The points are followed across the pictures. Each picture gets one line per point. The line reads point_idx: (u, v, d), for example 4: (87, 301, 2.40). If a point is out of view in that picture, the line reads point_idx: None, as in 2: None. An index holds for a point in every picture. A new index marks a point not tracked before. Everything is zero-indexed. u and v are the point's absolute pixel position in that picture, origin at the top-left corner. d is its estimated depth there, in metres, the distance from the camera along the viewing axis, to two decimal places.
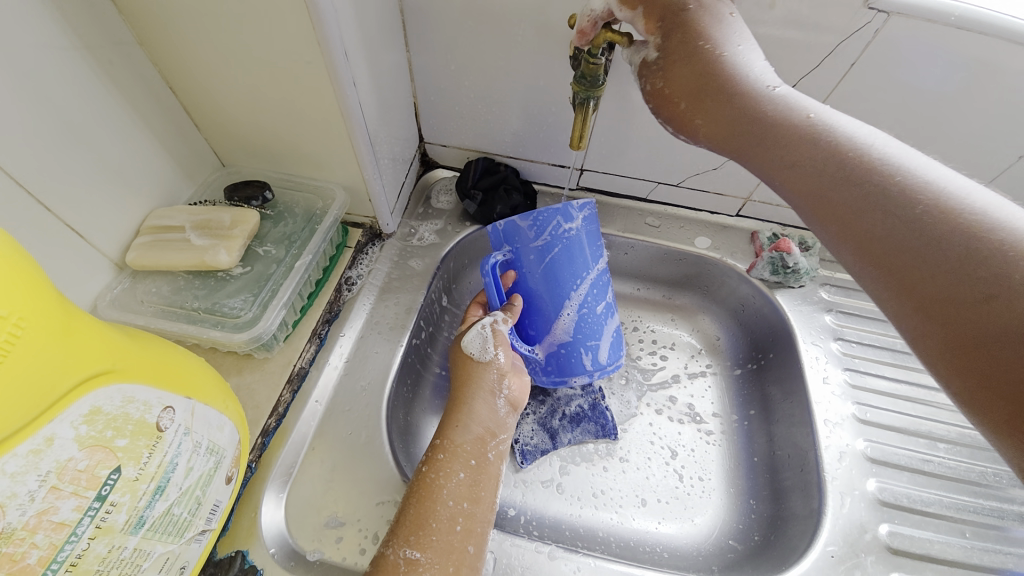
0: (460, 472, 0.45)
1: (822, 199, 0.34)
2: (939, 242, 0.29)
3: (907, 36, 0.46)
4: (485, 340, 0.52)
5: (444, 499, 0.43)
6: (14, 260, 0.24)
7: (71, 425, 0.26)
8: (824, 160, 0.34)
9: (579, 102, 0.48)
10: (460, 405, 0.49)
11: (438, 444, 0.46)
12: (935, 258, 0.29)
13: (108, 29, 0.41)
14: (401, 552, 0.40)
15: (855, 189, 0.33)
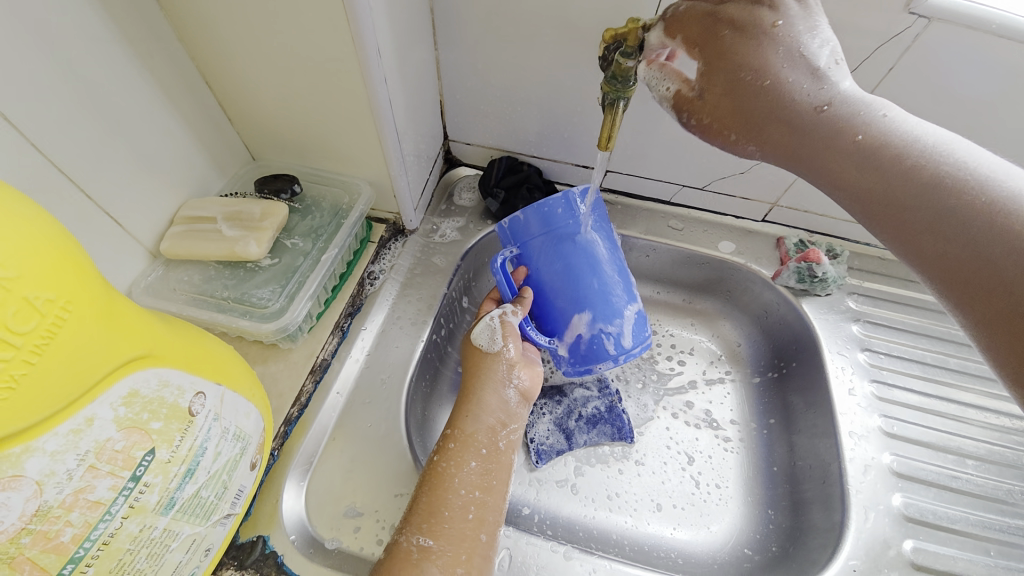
0: (471, 461, 0.45)
1: (894, 217, 0.36)
2: (1013, 254, 0.31)
3: (950, 40, 0.45)
4: (493, 331, 0.52)
5: (455, 488, 0.43)
6: (64, 247, 0.25)
7: (109, 406, 0.27)
8: (895, 182, 0.35)
9: (607, 103, 0.44)
10: (469, 395, 0.50)
11: (449, 434, 0.47)
12: (1014, 275, 0.31)
13: (148, 25, 0.43)
14: (413, 539, 0.40)
15: (928, 207, 0.34)
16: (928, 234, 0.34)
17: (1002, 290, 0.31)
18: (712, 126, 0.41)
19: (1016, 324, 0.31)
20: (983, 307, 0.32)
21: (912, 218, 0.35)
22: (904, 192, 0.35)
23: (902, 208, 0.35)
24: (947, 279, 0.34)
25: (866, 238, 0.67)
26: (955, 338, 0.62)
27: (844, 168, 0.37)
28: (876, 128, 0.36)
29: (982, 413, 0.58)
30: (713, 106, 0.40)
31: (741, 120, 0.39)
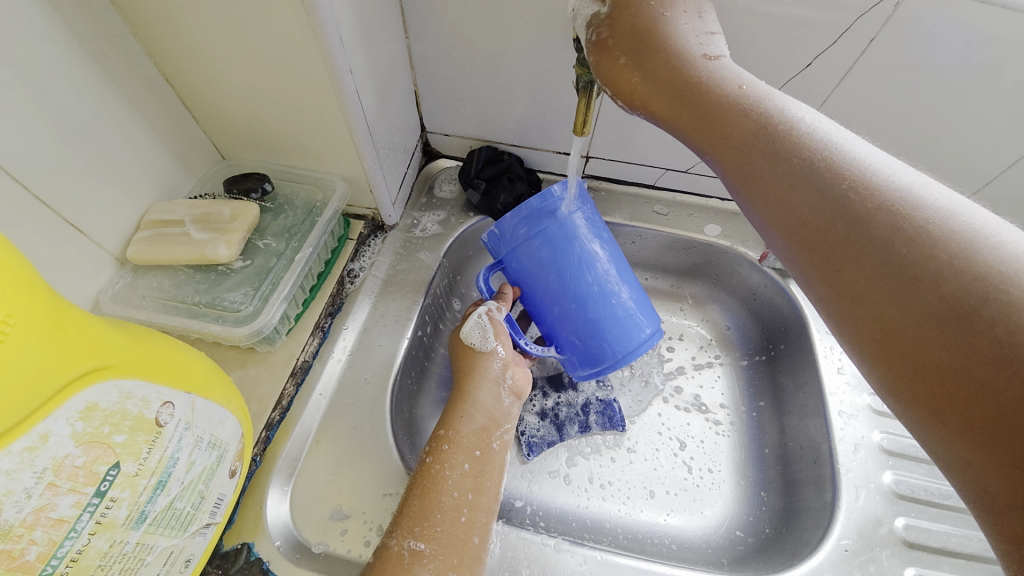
0: (464, 463, 0.44)
1: (793, 214, 0.31)
2: (915, 263, 0.26)
3: (928, 10, 0.44)
4: (484, 329, 0.52)
5: (448, 490, 0.42)
6: (3, 256, 0.24)
7: (66, 421, 0.26)
8: (795, 171, 0.31)
9: (583, 85, 0.47)
10: (463, 394, 0.49)
11: (442, 435, 0.46)
12: (909, 287, 0.26)
13: (101, 22, 0.41)
14: (405, 543, 0.39)
15: (829, 204, 0.29)
16: (829, 239, 0.29)
17: (905, 309, 0.26)
18: (604, 46, 0.40)
19: (922, 344, 0.25)
20: (882, 332, 0.27)
21: (811, 213, 0.30)
22: (807, 184, 0.30)
23: (800, 204, 0.31)
24: (844, 296, 0.29)
25: None
26: None
27: (741, 151, 0.34)
28: (761, 89, 0.36)
29: None
30: (619, 24, 0.39)
31: (638, 46, 0.38)
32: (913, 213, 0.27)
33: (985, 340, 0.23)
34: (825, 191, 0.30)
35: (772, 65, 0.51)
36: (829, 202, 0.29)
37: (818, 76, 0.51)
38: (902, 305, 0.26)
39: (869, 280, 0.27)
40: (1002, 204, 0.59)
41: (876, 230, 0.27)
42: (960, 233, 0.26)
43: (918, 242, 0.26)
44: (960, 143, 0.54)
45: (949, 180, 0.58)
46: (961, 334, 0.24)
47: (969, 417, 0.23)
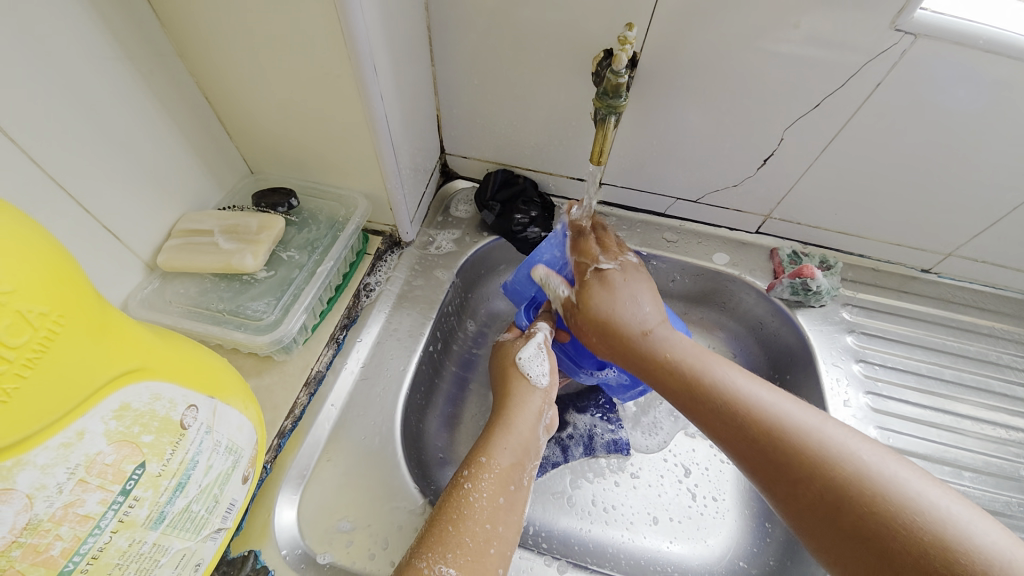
0: (499, 495, 0.45)
1: (733, 437, 0.42)
2: (805, 471, 0.37)
3: (935, 56, 0.46)
4: (542, 360, 0.55)
5: (482, 521, 0.43)
6: (59, 261, 0.26)
7: (100, 420, 0.27)
8: (731, 407, 0.43)
9: (601, 116, 0.50)
10: (506, 423, 0.50)
11: (482, 463, 0.46)
12: (794, 461, 0.38)
13: (150, 42, 0.44)
14: (435, 567, 0.39)
15: (774, 453, 0.39)
16: (778, 468, 0.39)
17: (841, 532, 0.35)
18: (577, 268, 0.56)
19: (811, 499, 0.37)
20: (807, 506, 0.37)
21: (756, 454, 0.40)
22: (728, 433, 0.43)
23: (744, 432, 0.41)
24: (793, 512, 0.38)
25: (857, 250, 0.69)
26: (948, 350, 0.64)
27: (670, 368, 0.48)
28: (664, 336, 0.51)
29: (976, 425, 0.60)
30: (580, 268, 0.56)
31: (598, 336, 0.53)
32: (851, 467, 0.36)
33: (847, 498, 0.35)
34: (779, 444, 0.39)
35: (782, 102, 0.53)
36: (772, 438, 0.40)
37: (828, 115, 0.53)
38: (823, 509, 0.36)
39: (806, 504, 0.37)
40: (1008, 243, 0.60)
41: (819, 484, 0.36)
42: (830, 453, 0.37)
43: (808, 466, 0.37)
44: (966, 183, 0.55)
45: (955, 218, 0.60)
46: (858, 536, 0.34)
47: (844, 546, 0.34)
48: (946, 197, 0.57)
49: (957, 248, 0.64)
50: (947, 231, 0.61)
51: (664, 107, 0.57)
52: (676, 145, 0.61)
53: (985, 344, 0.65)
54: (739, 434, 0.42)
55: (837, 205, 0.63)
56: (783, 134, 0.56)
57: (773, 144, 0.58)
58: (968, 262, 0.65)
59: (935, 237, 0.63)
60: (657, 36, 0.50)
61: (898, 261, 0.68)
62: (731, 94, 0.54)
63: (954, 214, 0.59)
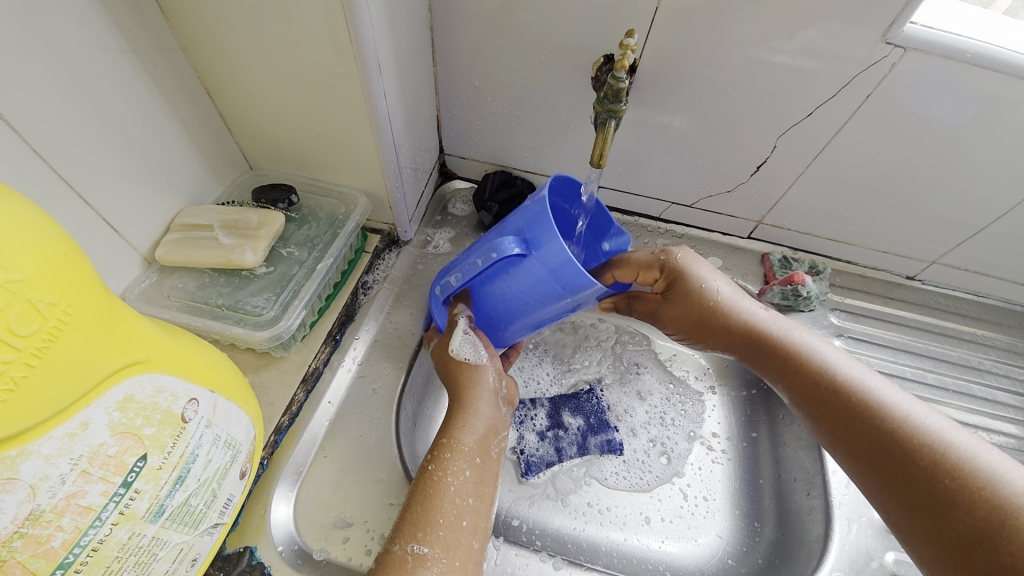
0: (466, 470, 0.45)
1: (841, 430, 0.42)
2: (863, 427, 0.41)
3: (922, 71, 0.47)
4: (473, 344, 0.52)
5: (450, 496, 0.43)
6: (70, 253, 0.25)
7: (105, 411, 0.27)
8: (821, 380, 0.44)
9: (601, 120, 0.50)
10: (463, 404, 0.49)
11: (444, 444, 0.46)
12: (846, 412, 0.42)
13: (154, 35, 0.44)
14: (408, 548, 0.40)
15: (880, 437, 0.40)
16: (880, 459, 0.39)
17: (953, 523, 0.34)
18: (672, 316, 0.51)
19: (872, 449, 0.40)
20: (866, 451, 0.40)
21: (844, 426, 0.42)
22: (809, 391, 0.45)
23: (828, 400, 0.43)
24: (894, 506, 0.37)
25: (846, 257, 0.70)
26: (932, 355, 0.66)
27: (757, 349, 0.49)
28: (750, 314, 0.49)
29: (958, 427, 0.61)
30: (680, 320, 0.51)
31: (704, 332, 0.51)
32: (958, 450, 0.37)
33: (899, 445, 0.38)
34: (865, 415, 0.41)
35: (777, 111, 0.54)
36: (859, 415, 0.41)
37: (821, 124, 0.54)
38: (880, 457, 0.39)
39: (906, 488, 0.37)
40: (989, 252, 0.63)
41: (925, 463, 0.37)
42: (880, 406, 0.41)
43: (860, 414, 0.41)
44: (950, 194, 0.57)
45: (939, 227, 0.62)
46: (900, 474, 0.38)
47: (901, 488, 0.37)
48: (932, 207, 0.59)
49: (941, 256, 0.66)
50: (934, 239, 0.64)
51: (662, 113, 0.58)
52: (674, 150, 0.62)
53: (967, 349, 0.67)
54: (827, 417, 0.43)
55: (828, 213, 0.64)
56: (776, 142, 0.58)
57: (766, 152, 0.59)
58: (950, 270, 0.67)
59: (921, 245, 0.65)
60: (656, 44, 0.51)
61: (884, 267, 0.70)
62: (728, 101, 0.55)
63: (939, 223, 0.61)
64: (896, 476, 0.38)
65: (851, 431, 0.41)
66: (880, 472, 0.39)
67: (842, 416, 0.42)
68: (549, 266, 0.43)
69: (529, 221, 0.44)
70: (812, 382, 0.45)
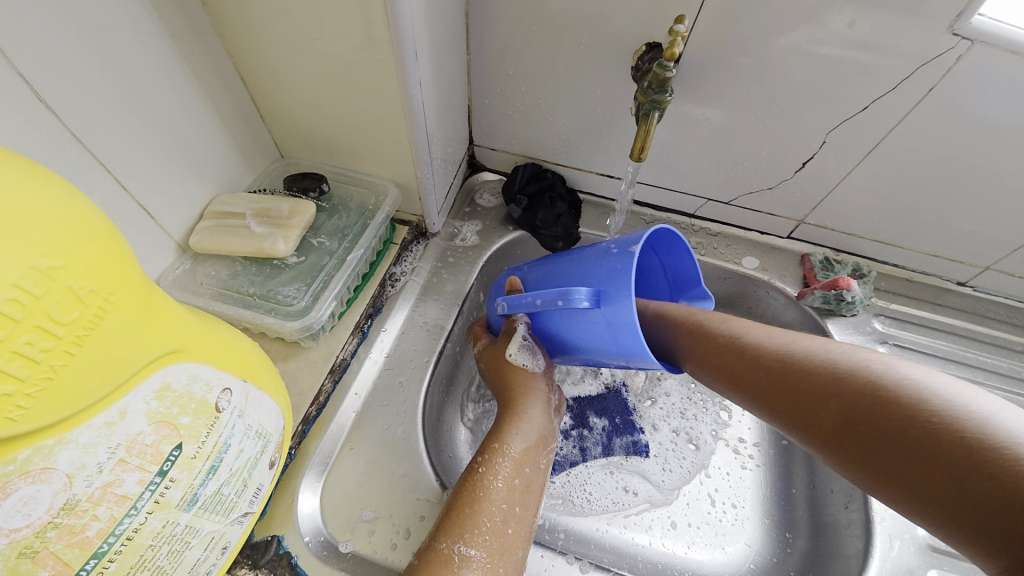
0: (515, 477, 0.45)
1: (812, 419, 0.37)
2: (844, 412, 0.35)
3: (991, 65, 0.44)
4: (533, 351, 0.52)
5: (497, 500, 0.43)
6: (111, 243, 0.25)
7: (142, 400, 0.27)
8: (812, 381, 0.38)
9: (644, 112, 0.49)
10: (516, 411, 0.49)
11: (496, 448, 0.46)
12: (829, 406, 0.36)
13: (192, 22, 0.43)
14: (455, 547, 0.39)
15: (852, 413, 0.35)
16: (862, 438, 0.34)
17: (963, 487, 0.28)
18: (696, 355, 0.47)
19: (857, 439, 0.34)
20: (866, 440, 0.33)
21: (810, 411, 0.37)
22: (818, 385, 0.37)
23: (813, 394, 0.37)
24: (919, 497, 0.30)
25: (892, 260, 0.67)
26: (983, 367, 0.62)
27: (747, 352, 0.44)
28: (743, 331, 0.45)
29: None
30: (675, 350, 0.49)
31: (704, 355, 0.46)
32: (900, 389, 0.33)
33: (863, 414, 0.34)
34: (830, 388, 0.36)
35: (827, 104, 0.51)
36: (828, 387, 0.37)
37: (873, 120, 0.51)
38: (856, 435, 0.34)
39: (902, 459, 0.31)
40: None
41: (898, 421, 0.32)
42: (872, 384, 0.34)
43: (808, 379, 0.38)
44: (1012, 197, 0.54)
45: (998, 231, 0.58)
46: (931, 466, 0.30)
47: (869, 452, 0.33)
48: (992, 210, 0.56)
49: (996, 262, 0.62)
50: (991, 243, 0.60)
51: (703, 105, 0.55)
52: (714, 146, 0.59)
53: (1021, 361, 0.63)
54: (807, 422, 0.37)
55: (876, 213, 0.61)
56: (825, 138, 0.55)
57: (813, 148, 0.56)
58: (1006, 277, 0.63)
59: (975, 250, 0.61)
60: (701, 33, 0.49)
61: (934, 272, 0.66)
62: (774, 94, 0.52)
63: (998, 227, 0.58)
64: (877, 451, 0.33)
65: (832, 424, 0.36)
66: (870, 457, 0.33)
67: (827, 409, 0.36)
68: (611, 323, 0.43)
69: (608, 274, 0.43)
70: (818, 390, 0.37)
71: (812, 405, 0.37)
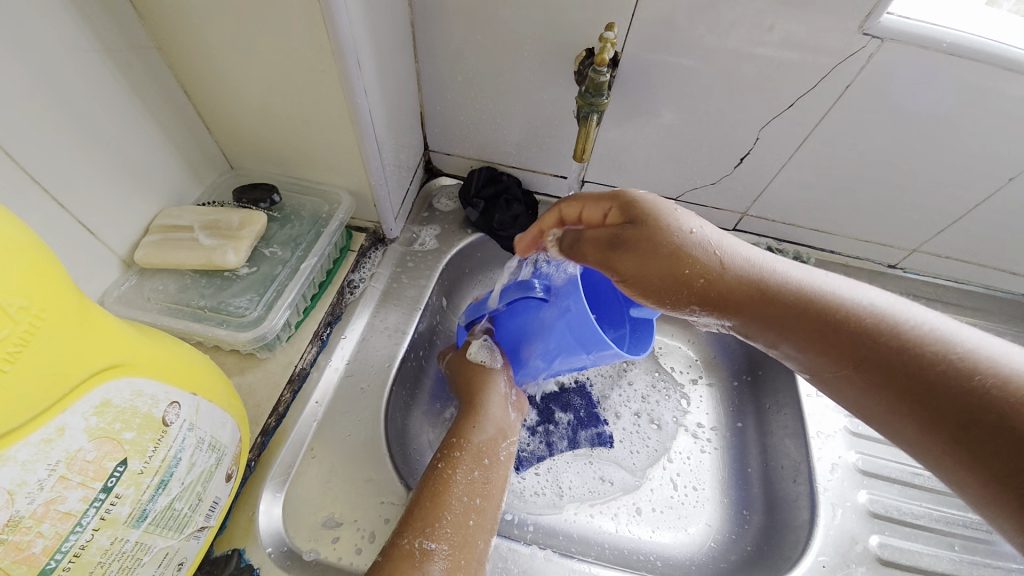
0: (474, 470, 0.46)
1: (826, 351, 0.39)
2: (862, 349, 0.38)
3: (899, 61, 0.48)
4: (492, 348, 0.54)
5: (456, 493, 0.44)
6: (41, 258, 0.25)
7: (82, 415, 0.27)
8: (826, 321, 0.40)
9: (584, 114, 0.51)
10: (474, 407, 0.51)
11: (454, 443, 0.48)
12: (846, 343, 0.39)
13: (129, 34, 0.43)
14: (416, 542, 0.40)
15: (869, 347, 0.38)
16: (880, 374, 0.37)
17: (960, 414, 0.34)
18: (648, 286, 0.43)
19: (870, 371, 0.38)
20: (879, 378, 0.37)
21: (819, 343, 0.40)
22: (836, 327, 0.39)
23: (827, 333, 0.39)
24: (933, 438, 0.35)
25: (830, 247, 0.71)
26: None
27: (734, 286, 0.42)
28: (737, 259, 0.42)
29: None
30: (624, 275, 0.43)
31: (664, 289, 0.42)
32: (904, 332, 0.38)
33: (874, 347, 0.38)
34: (839, 326, 0.39)
35: (758, 102, 0.55)
36: (846, 329, 0.39)
37: (801, 116, 0.55)
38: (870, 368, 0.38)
39: (906, 389, 0.36)
40: (967, 239, 0.64)
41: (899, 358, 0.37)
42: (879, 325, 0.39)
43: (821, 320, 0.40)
44: (929, 183, 0.58)
45: (920, 214, 0.63)
46: (930, 398, 0.35)
47: (900, 388, 0.36)
48: (912, 196, 0.60)
49: (921, 244, 0.67)
50: (915, 227, 0.64)
51: (646, 106, 0.58)
52: (659, 144, 0.62)
53: None
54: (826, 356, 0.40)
55: (811, 203, 0.65)
56: (759, 133, 0.58)
57: (749, 144, 0.59)
58: (932, 257, 0.68)
59: (901, 234, 0.66)
60: (637, 37, 0.51)
61: (868, 256, 0.71)
62: (710, 94, 0.55)
63: (920, 211, 0.62)
64: (895, 388, 0.37)
65: (848, 357, 0.39)
66: (886, 390, 0.37)
67: (843, 344, 0.39)
68: (570, 322, 0.45)
69: (559, 271, 0.48)
70: (832, 330, 0.39)
71: (825, 339, 0.40)
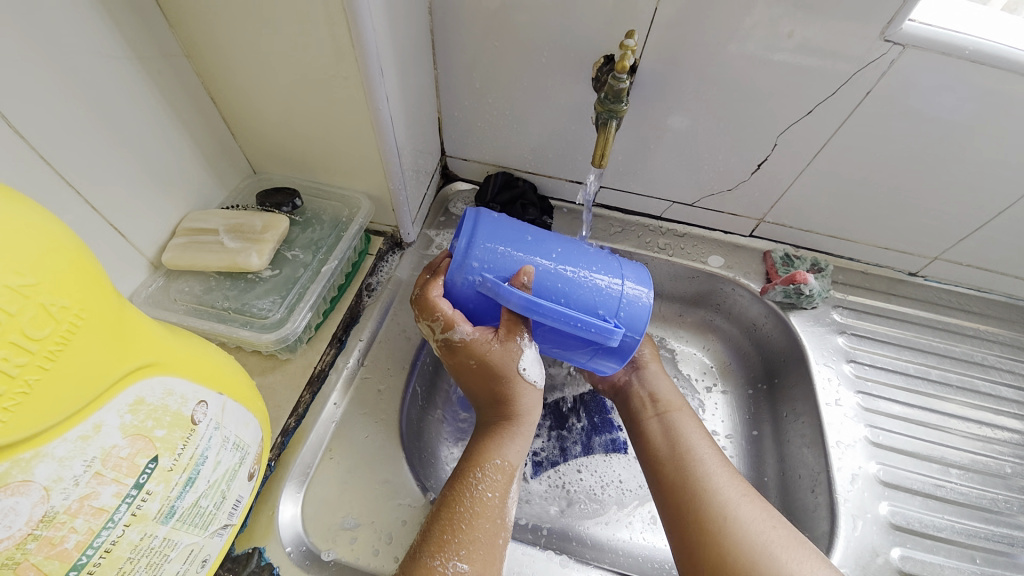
0: (509, 491, 0.46)
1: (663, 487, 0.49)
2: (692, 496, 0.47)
3: (921, 68, 0.48)
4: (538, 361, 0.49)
5: (494, 516, 0.44)
6: (80, 259, 0.25)
7: (117, 413, 0.28)
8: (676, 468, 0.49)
9: (603, 120, 0.51)
10: (518, 427, 0.49)
11: (500, 466, 0.46)
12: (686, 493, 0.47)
13: (160, 42, 0.44)
14: (450, 563, 0.40)
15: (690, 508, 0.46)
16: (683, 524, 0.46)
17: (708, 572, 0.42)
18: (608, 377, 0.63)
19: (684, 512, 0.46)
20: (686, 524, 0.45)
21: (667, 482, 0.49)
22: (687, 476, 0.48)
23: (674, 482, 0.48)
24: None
25: (848, 254, 0.71)
26: (936, 352, 0.66)
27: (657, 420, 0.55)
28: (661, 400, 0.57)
29: (963, 423, 0.61)
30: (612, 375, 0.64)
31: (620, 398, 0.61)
32: (724, 504, 0.45)
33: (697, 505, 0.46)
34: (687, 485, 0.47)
35: (776, 108, 0.54)
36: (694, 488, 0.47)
37: (820, 122, 0.55)
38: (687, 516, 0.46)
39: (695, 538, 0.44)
40: (992, 247, 0.63)
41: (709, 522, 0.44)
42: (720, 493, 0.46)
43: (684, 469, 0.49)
44: (952, 190, 0.58)
45: (942, 222, 0.62)
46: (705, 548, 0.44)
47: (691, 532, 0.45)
48: (935, 203, 0.60)
49: (943, 252, 0.66)
50: (937, 234, 0.64)
51: (662, 112, 0.58)
52: (675, 150, 0.62)
53: (971, 345, 0.67)
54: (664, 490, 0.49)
55: (830, 209, 0.64)
56: (777, 140, 0.58)
57: (766, 150, 0.59)
58: (954, 266, 0.67)
59: (923, 241, 0.65)
60: (655, 44, 0.52)
61: (888, 264, 0.70)
62: (728, 100, 0.55)
63: (942, 219, 0.61)
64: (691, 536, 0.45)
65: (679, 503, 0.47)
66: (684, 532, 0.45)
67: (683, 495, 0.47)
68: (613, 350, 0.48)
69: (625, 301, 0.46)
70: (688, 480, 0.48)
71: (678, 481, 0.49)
